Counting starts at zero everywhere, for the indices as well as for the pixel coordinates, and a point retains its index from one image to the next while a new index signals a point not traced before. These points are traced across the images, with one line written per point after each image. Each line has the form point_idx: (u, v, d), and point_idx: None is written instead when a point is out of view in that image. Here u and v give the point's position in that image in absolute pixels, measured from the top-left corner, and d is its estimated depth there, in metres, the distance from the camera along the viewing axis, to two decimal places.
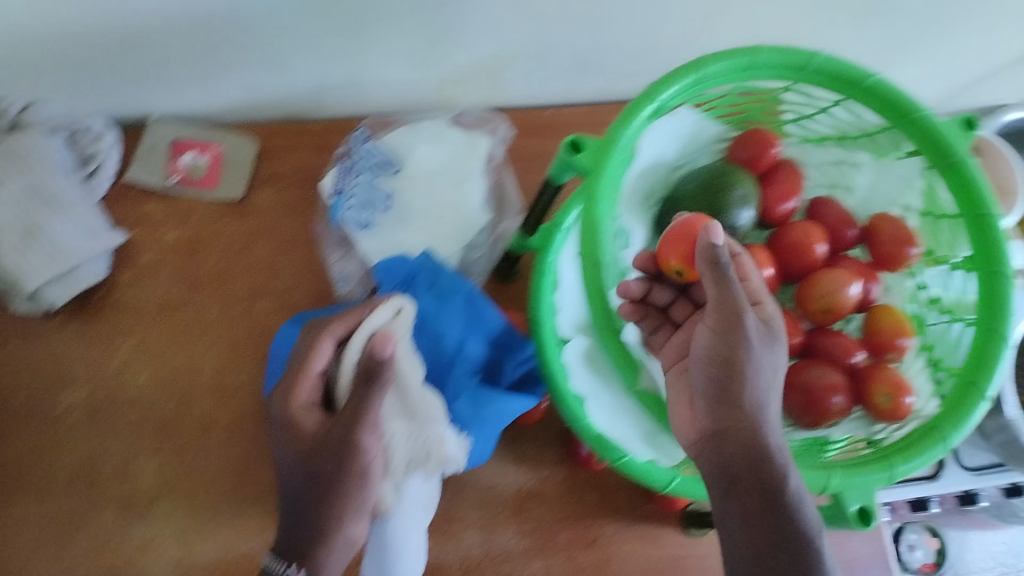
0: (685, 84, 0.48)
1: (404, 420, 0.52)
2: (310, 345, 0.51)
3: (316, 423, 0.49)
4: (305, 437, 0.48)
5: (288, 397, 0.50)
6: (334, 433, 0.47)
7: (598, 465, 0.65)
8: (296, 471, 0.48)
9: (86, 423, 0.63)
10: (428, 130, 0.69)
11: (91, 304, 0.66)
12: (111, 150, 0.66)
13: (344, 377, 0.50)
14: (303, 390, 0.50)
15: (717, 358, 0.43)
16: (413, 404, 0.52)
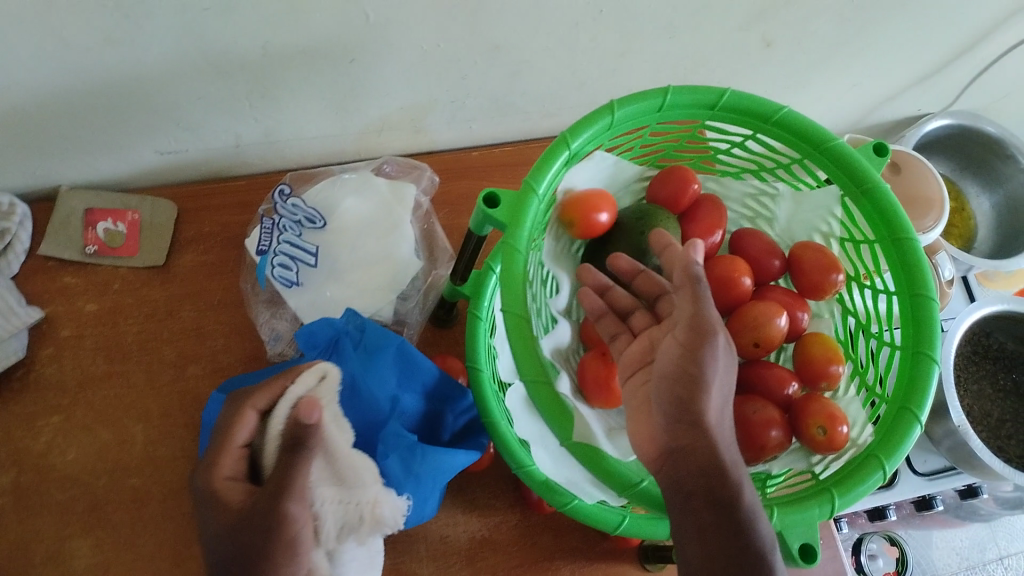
0: (598, 130, 0.49)
1: (331, 484, 0.49)
2: (233, 416, 0.48)
3: (241, 495, 0.44)
4: (231, 513, 0.43)
5: (210, 472, 0.45)
6: (263, 501, 0.42)
7: (549, 507, 0.64)
8: (219, 548, 0.42)
9: (13, 508, 0.60)
10: (352, 181, 0.68)
11: (10, 386, 0.62)
12: (22, 225, 0.64)
13: (271, 446, 0.47)
14: (226, 464, 0.46)
15: (679, 373, 0.38)
16: (343, 467, 0.50)
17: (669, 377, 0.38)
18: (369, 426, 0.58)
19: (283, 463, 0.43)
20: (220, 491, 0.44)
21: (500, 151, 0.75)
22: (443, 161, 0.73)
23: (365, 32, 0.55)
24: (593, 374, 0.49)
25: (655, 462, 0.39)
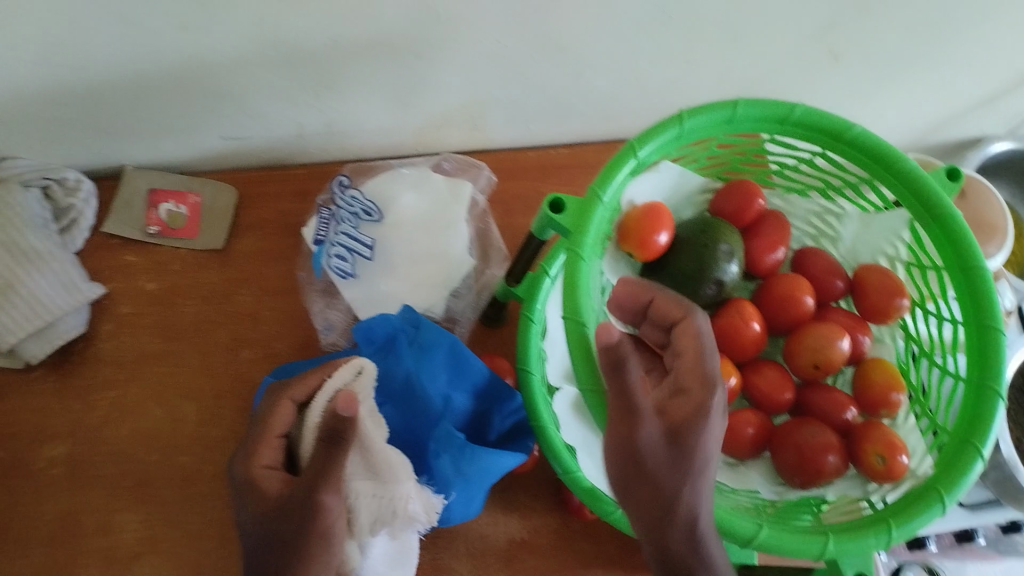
0: (666, 139, 0.48)
1: (365, 476, 0.51)
2: (270, 407, 0.50)
3: (278, 484, 0.46)
4: (269, 500, 0.45)
5: (249, 461, 0.47)
6: (297, 493, 0.44)
7: (591, 514, 0.64)
8: (257, 533, 0.44)
9: (67, 478, 0.61)
10: (411, 177, 0.68)
11: (70, 359, 0.64)
12: (87, 202, 0.65)
13: (307, 438, 0.49)
14: (265, 454, 0.48)
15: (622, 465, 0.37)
16: (377, 463, 0.51)
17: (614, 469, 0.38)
18: (422, 424, 0.58)
19: (319, 458, 0.44)
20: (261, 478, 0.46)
21: (557, 152, 0.74)
22: (499, 160, 0.73)
23: (426, 25, 0.54)
24: None
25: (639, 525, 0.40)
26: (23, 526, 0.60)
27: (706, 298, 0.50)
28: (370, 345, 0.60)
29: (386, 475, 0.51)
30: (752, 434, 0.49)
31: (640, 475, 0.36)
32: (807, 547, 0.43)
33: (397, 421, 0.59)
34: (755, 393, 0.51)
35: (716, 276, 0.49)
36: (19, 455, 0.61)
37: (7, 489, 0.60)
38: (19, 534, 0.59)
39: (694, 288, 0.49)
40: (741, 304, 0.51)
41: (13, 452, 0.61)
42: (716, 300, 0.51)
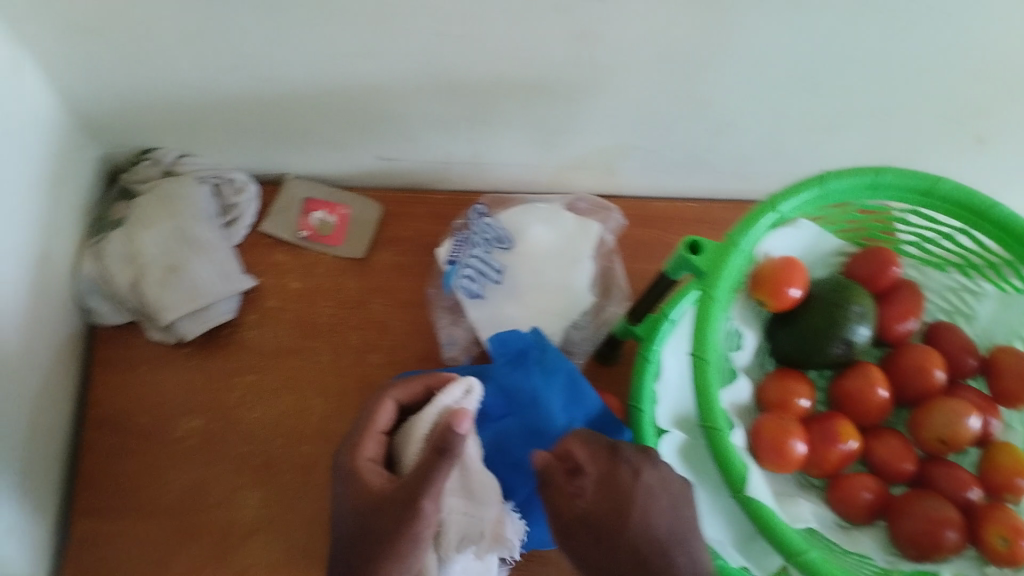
0: (808, 196, 0.49)
1: (460, 494, 0.53)
2: (376, 402, 0.55)
3: (377, 479, 0.50)
4: (371, 493, 0.49)
5: (355, 449, 0.52)
6: (399, 495, 0.47)
7: None
8: (354, 522, 0.48)
9: (199, 449, 0.67)
10: (544, 211, 0.71)
11: (217, 340, 0.70)
12: (250, 203, 0.72)
13: (411, 448, 0.53)
14: (369, 445, 0.53)
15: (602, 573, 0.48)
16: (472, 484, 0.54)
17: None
18: (531, 446, 0.61)
19: (423, 469, 0.46)
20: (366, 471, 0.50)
21: (684, 205, 0.76)
22: (628, 206, 0.75)
23: (579, 72, 0.58)
24: (770, 435, 0.49)
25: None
26: (157, 487, 0.65)
27: (833, 356, 0.51)
28: (500, 356, 0.63)
29: (478, 500, 0.54)
30: (868, 498, 0.49)
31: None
32: None
33: (512, 433, 0.61)
34: (875, 459, 0.51)
35: (846, 336, 0.50)
36: (161, 421, 0.67)
37: (147, 451, 0.66)
38: (151, 494, 0.65)
39: (822, 343, 0.50)
40: (869, 368, 0.51)
41: (156, 419, 0.67)
42: (845, 360, 0.51)
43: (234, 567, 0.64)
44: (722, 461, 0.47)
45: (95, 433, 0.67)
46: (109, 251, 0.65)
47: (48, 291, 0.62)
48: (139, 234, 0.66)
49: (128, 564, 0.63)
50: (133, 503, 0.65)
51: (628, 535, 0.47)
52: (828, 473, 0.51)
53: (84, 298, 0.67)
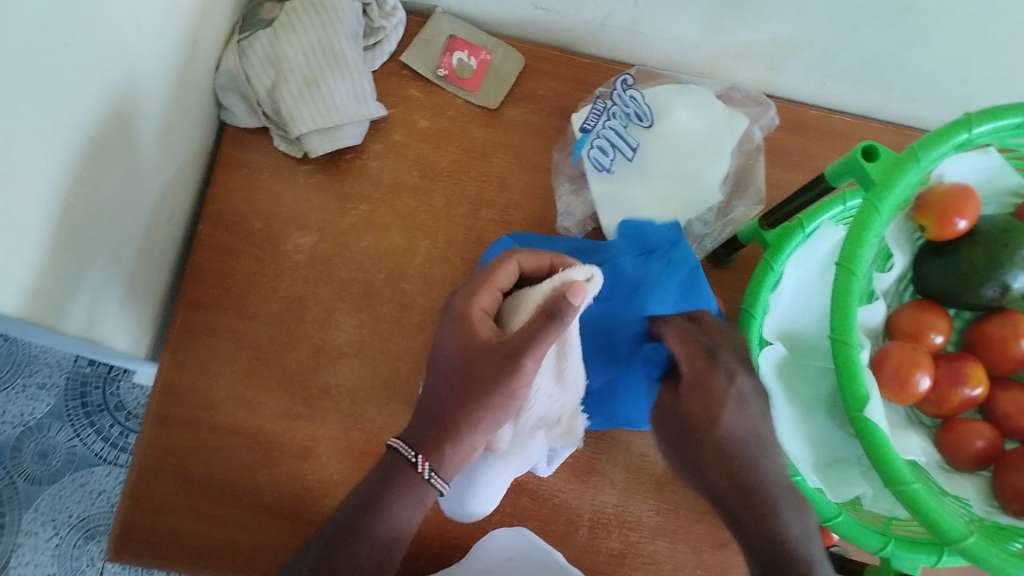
0: (1008, 125, 0.45)
1: (554, 378, 0.54)
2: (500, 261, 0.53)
3: (487, 331, 0.50)
4: (478, 345, 0.49)
5: (470, 297, 0.52)
6: (506, 347, 0.47)
7: None
8: (454, 363, 0.49)
9: (304, 264, 0.68)
10: (694, 95, 0.67)
11: (339, 162, 0.70)
12: (395, 30, 0.70)
13: (522, 313, 0.50)
14: (483, 299, 0.52)
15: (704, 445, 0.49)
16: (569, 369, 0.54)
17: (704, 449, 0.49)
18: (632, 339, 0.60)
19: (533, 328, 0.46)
20: (477, 315, 0.51)
21: (840, 119, 0.71)
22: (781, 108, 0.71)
23: None
24: (895, 363, 0.47)
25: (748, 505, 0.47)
26: (259, 292, 0.67)
27: (983, 299, 0.49)
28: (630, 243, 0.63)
29: (567, 388, 0.55)
30: (980, 447, 0.48)
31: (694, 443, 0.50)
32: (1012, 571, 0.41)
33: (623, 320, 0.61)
34: (996, 409, 0.50)
35: (1004, 280, 0.47)
36: (273, 231, 0.68)
37: (254, 257, 0.68)
38: (252, 298, 0.67)
39: (974, 282, 0.48)
40: (1019, 319, 0.48)
41: (269, 227, 0.68)
42: (993, 303, 0.49)
43: (319, 382, 0.65)
44: (843, 378, 0.43)
45: (209, 228, 0.68)
46: (254, 51, 0.66)
47: (190, 78, 0.63)
48: (284, 40, 0.65)
49: (223, 360, 0.65)
50: (233, 303, 0.66)
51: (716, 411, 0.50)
52: (943, 413, 0.50)
53: (222, 94, 0.68)
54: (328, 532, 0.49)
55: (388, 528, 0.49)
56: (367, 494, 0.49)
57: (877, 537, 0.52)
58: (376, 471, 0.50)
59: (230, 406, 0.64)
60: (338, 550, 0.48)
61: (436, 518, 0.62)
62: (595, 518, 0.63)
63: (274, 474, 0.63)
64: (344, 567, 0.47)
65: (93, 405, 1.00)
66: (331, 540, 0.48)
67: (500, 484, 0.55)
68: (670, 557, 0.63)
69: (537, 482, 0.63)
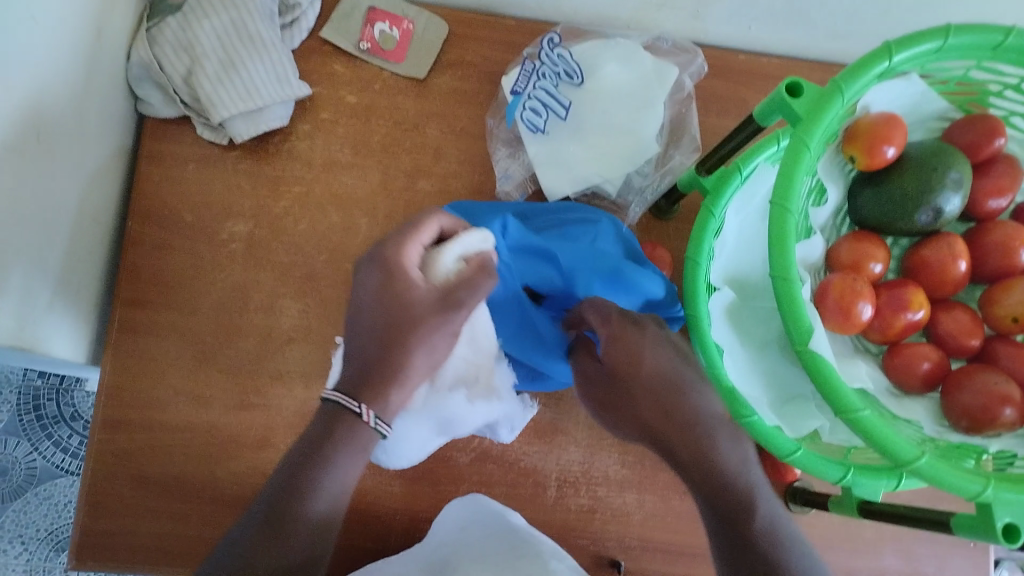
0: (926, 49, 0.45)
1: (469, 345, 0.52)
2: (424, 214, 0.47)
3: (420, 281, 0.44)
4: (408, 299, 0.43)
5: (401, 246, 0.44)
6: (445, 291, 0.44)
7: None
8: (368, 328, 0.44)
9: (243, 253, 0.66)
10: (621, 48, 0.67)
11: (268, 145, 0.68)
12: (312, 6, 0.68)
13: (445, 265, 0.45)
14: (411, 251, 0.45)
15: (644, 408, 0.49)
16: (483, 335, 0.53)
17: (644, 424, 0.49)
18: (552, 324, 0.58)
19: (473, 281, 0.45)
20: (409, 267, 0.44)
21: (767, 61, 0.71)
22: (710, 55, 0.71)
23: None
24: (837, 295, 0.48)
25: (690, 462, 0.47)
26: (199, 286, 0.65)
27: (918, 225, 0.49)
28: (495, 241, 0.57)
29: (480, 356, 0.53)
30: (926, 369, 0.49)
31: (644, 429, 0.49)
32: (964, 485, 0.42)
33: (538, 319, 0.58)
34: (938, 331, 0.51)
35: (936, 204, 0.48)
36: (207, 221, 0.66)
37: (189, 250, 0.65)
38: (192, 293, 0.65)
39: (909, 209, 0.49)
40: (952, 240, 0.50)
41: (201, 217, 0.66)
42: (928, 227, 0.49)
43: (269, 373, 0.63)
44: (787, 314, 0.44)
45: (139, 225, 0.65)
46: (164, 38, 0.64)
47: (99, 70, 0.60)
48: (195, 23, 0.64)
49: (166, 357, 0.63)
50: (171, 300, 0.64)
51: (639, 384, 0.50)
52: (888, 340, 0.51)
53: (135, 85, 0.65)
54: (271, 492, 0.43)
55: (335, 485, 0.43)
56: (306, 448, 0.43)
57: (837, 468, 0.52)
58: (312, 427, 0.44)
59: (178, 404, 0.62)
60: (285, 512, 0.42)
61: (404, 494, 0.62)
62: (563, 478, 0.63)
63: (231, 469, 0.62)
64: (295, 527, 0.41)
65: (48, 417, 0.96)
66: (275, 501, 0.42)
67: (416, 444, 0.54)
68: (639, 508, 0.63)
69: (501, 448, 0.63)
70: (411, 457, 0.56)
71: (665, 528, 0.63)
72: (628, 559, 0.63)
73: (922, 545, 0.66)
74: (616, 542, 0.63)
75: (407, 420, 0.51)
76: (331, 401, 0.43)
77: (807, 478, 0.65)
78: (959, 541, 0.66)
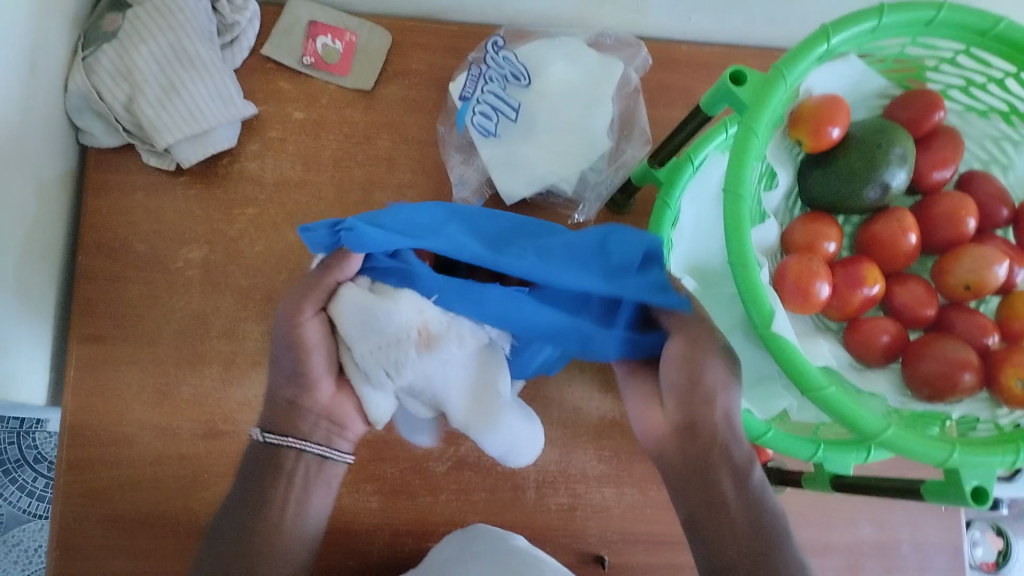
0: (862, 29, 0.46)
1: (363, 332, 0.45)
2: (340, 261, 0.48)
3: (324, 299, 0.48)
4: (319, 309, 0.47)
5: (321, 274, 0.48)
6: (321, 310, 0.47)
7: None
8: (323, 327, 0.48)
9: (201, 280, 0.64)
10: (566, 47, 0.67)
11: (217, 168, 0.67)
12: (251, 23, 0.67)
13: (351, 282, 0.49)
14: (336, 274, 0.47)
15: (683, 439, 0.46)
16: (371, 322, 0.45)
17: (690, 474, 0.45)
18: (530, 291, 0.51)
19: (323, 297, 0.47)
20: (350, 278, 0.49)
21: (710, 50, 0.72)
22: (654, 47, 0.71)
23: None
24: (795, 277, 0.48)
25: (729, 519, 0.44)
26: (157, 316, 0.63)
27: (868, 201, 0.50)
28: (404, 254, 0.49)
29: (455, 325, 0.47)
30: (886, 341, 0.50)
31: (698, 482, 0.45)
32: (931, 453, 0.43)
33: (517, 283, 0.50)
34: (894, 303, 0.52)
35: (883, 179, 0.49)
36: (160, 249, 0.65)
37: (147, 278, 0.64)
38: (150, 324, 0.63)
39: (857, 186, 0.50)
40: (901, 214, 0.51)
41: (154, 246, 0.65)
42: (878, 204, 0.51)
43: (235, 400, 0.62)
44: (749, 300, 0.44)
45: (91, 258, 0.64)
46: (101, 66, 0.62)
47: (38, 104, 0.59)
48: (133, 49, 0.62)
49: (128, 391, 0.62)
50: (129, 334, 0.63)
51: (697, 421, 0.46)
52: (848, 316, 0.52)
53: (76, 116, 0.63)
54: (237, 502, 0.50)
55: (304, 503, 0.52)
56: (253, 470, 0.51)
57: (808, 445, 0.53)
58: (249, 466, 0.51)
59: (145, 437, 0.61)
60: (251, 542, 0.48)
61: (384, 509, 0.62)
62: (542, 478, 0.63)
63: (205, 498, 0.60)
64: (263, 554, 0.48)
65: (10, 461, 0.94)
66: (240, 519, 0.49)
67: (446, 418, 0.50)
68: (619, 501, 0.64)
69: (478, 454, 0.63)
70: (509, 430, 0.48)
71: (646, 518, 0.64)
72: (612, 553, 0.63)
73: (898, 513, 0.67)
74: (599, 537, 0.63)
75: (488, 410, 0.47)
76: (266, 441, 0.50)
77: (781, 458, 0.66)
78: (931, 506, 0.68)
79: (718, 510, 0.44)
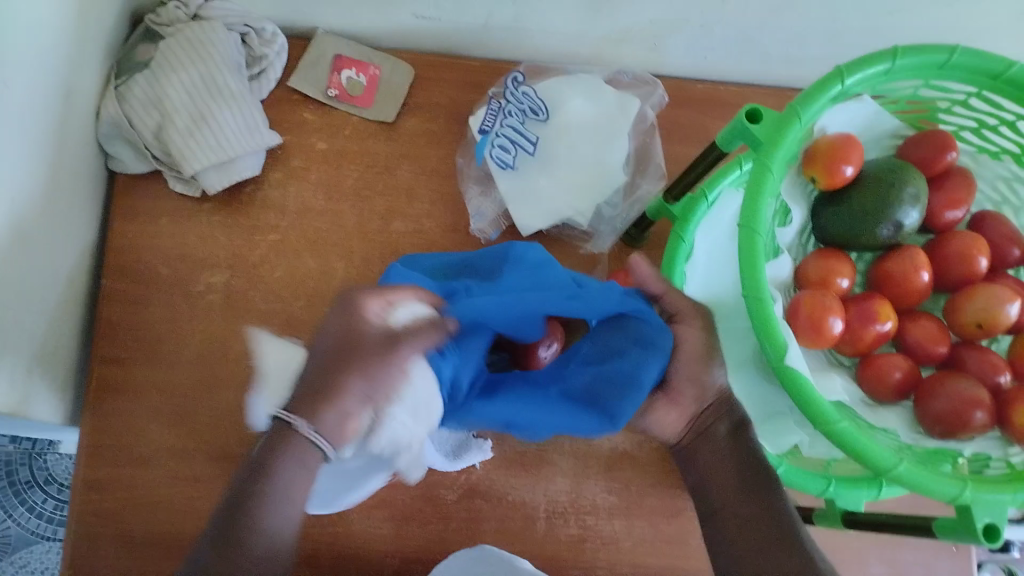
0: (875, 71, 0.47)
1: (409, 413, 0.47)
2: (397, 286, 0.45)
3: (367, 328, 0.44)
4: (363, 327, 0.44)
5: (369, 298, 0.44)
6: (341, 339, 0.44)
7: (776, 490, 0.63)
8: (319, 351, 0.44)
9: (222, 305, 0.66)
10: (583, 83, 0.69)
11: (240, 196, 0.68)
12: (278, 56, 0.69)
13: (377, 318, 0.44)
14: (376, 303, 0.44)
15: (700, 463, 0.50)
16: (424, 399, 0.47)
17: (722, 494, 0.48)
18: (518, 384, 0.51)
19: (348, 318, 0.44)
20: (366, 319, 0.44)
21: (724, 88, 0.74)
22: (670, 86, 0.73)
23: None
24: (808, 311, 0.49)
25: (745, 511, 0.47)
26: (177, 339, 0.64)
27: (880, 239, 0.51)
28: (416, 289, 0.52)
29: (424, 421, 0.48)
30: (898, 378, 0.50)
31: (718, 497, 0.49)
32: (943, 490, 0.43)
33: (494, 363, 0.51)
34: (907, 340, 0.52)
35: (895, 218, 0.50)
36: (184, 273, 0.66)
37: (168, 302, 0.65)
38: (171, 346, 0.64)
39: (870, 224, 0.50)
40: (913, 252, 0.52)
41: (177, 270, 0.66)
42: (891, 241, 0.51)
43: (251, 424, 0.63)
44: (763, 334, 0.45)
45: (114, 281, 0.65)
46: (133, 95, 0.64)
47: (71, 130, 0.61)
48: (164, 79, 0.64)
49: (146, 412, 0.63)
50: (149, 356, 0.64)
51: (701, 454, 0.50)
52: (860, 352, 0.52)
53: (106, 143, 0.66)
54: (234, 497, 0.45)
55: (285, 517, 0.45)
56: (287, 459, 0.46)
57: (818, 480, 0.54)
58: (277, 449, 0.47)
59: (162, 459, 0.62)
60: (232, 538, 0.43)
61: (394, 536, 0.62)
62: (552, 509, 0.63)
63: None
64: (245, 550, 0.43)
65: (21, 482, 0.94)
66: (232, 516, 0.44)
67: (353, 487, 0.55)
68: (629, 535, 0.63)
69: (489, 484, 0.63)
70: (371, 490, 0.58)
71: (656, 553, 0.63)
72: None
73: (910, 554, 0.66)
74: (609, 570, 0.63)
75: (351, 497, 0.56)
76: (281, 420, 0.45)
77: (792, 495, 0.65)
78: (942, 546, 0.67)
79: (717, 470, 0.49)
